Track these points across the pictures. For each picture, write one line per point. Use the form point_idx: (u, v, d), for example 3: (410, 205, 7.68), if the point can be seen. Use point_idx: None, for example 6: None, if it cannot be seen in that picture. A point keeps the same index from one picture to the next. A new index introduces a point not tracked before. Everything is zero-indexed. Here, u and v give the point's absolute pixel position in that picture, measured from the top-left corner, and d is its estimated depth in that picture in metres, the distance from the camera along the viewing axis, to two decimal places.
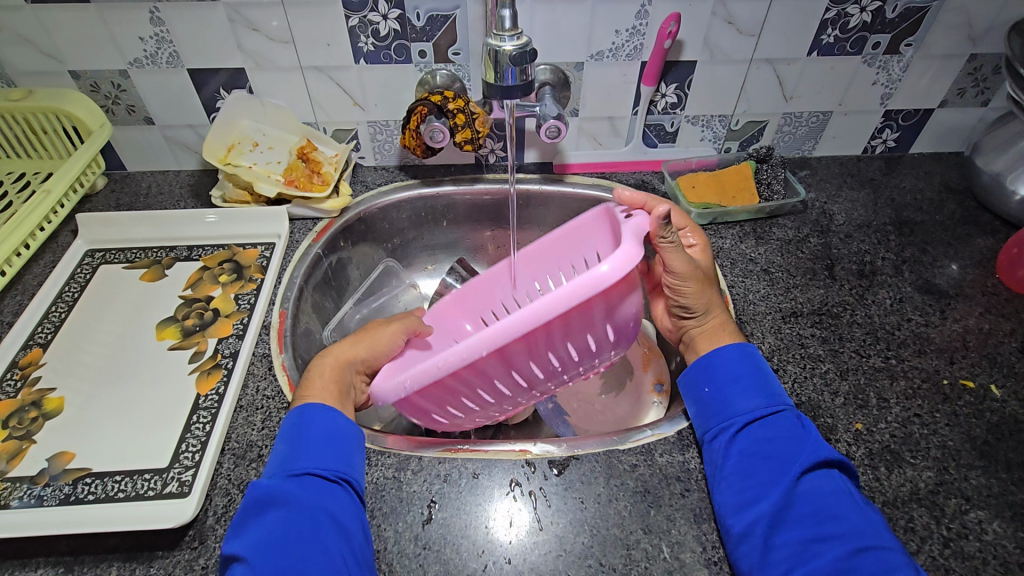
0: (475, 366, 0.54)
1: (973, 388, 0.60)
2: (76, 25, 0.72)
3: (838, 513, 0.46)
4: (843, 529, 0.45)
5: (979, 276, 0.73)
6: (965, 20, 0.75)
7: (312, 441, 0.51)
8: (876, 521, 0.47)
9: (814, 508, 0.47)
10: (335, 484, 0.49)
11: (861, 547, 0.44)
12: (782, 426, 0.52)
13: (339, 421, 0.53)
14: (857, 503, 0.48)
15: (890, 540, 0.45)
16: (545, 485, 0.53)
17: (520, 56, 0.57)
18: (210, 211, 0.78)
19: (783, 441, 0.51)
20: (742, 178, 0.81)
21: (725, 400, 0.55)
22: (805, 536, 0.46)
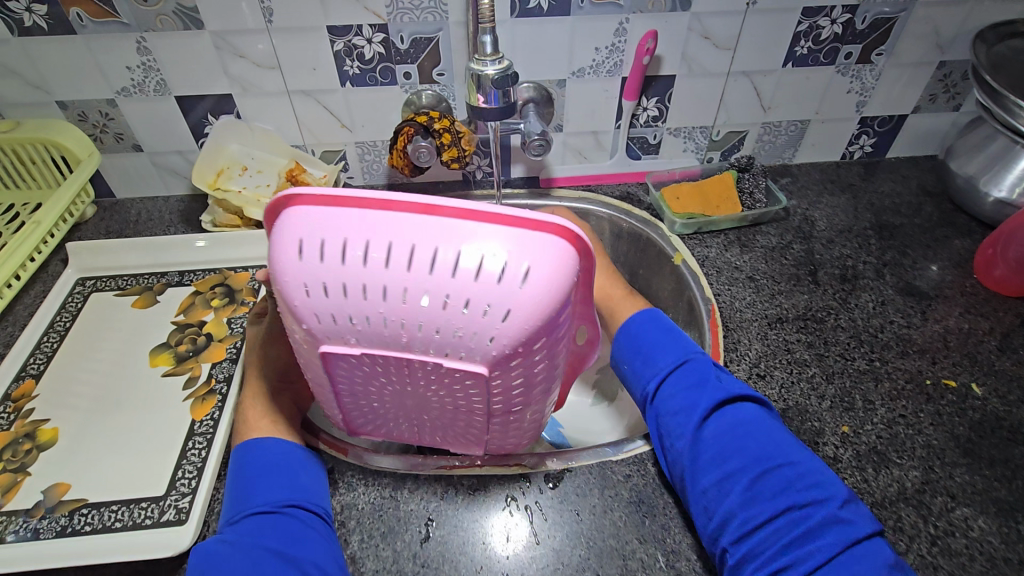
0: (387, 207, 0.42)
1: (955, 387, 0.62)
2: (63, 56, 0.73)
3: (746, 441, 0.49)
4: (760, 453, 0.48)
5: (958, 276, 0.74)
6: (932, 29, 0.78)
7: (247, 479, 0.50)
8: (791, 442, 0.50)
9: (724, 439, 0.50)
10: (285, 507, 0.48)
11: (765, 470, 0.47)
12: (695, 369, 0.55)
13: (281, 448, 0.53)
14: (767, 425, 0.51)
15: (803, 454, 0.49)
16: (541, 498, 0.54)
17: (501, 79, 0.59)
18: (200, 236, 0.78)
19: (688, 381, 0.54)
20: (724, 188, 0.82)
21: (645, 362, 0.58)
22: (725, 466, 0.48)
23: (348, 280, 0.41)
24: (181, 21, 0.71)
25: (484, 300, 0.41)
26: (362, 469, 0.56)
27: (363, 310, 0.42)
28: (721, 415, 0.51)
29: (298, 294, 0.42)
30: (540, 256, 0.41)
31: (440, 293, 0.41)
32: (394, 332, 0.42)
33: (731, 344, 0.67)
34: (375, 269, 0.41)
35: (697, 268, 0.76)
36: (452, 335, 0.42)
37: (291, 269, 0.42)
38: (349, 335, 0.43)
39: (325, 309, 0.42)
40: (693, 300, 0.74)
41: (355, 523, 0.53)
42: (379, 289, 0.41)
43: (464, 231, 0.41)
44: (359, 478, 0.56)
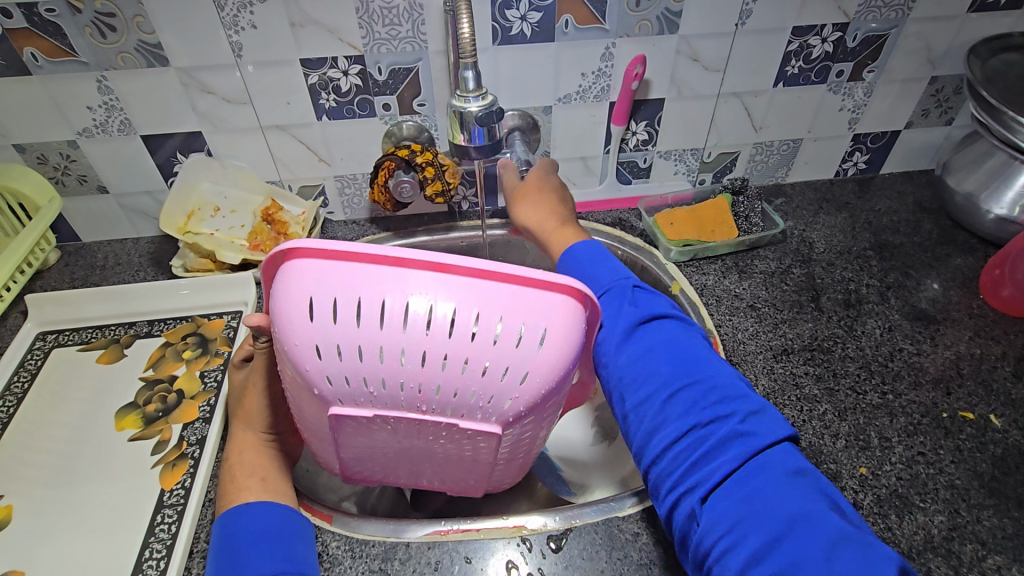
0: (395, 262, 0.37)
1: (973, 419, 0.59)
2: (19, 98, 0.69)
3: (669, 361, 0.47)
4: (673, 377, 0.46)
5: (964, 297, 0.72)
6: (923, 45, 0.76)
7: (246, 547, 0.45)
8: (712, 363, 0.47)
9: (647, 354, 0.48)
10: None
11: (683, 387, 0.45)
12: (623, 294, 0.53)
13: (278, 516, 0.49)
14: (693, 347, 0.49)
15: (725, 375, 0.47)
16: (543, 565, 0.50)
17: (485, 116, 0.56)
18: (185, 282, 0.74)
19: (612, 303, 0.52)
20: (719, 213, 0.79)
21: (591, 276, 0.56)
22: (642, 392, 0.47)
23: (362, 344, 0.37)
24: (144, 58, 0.67)
25: (501, 362, 0.38)
26: (348, 539, 0.52)
27: (378, 373, 0.38)
28: (639, 338, 0.50)
29: (310, 357, 0.38)
30: (560, 316, 0.38)
31: (458, 356, 0.37)
32: (408, 397, 0.39)
33: None
34: (391, 333, 0.37)
35: (696, 298, 0.72)
36: (469, 397, 0.39)
37: (302, 332, 0.37)
38: (362, 398, 0.40)
39: (338, 372, 0.38)
40: None
41: None
42: (395, 352, 0.37)
43: (478, 289, 0.38)
44: (345, 550, 0.51)
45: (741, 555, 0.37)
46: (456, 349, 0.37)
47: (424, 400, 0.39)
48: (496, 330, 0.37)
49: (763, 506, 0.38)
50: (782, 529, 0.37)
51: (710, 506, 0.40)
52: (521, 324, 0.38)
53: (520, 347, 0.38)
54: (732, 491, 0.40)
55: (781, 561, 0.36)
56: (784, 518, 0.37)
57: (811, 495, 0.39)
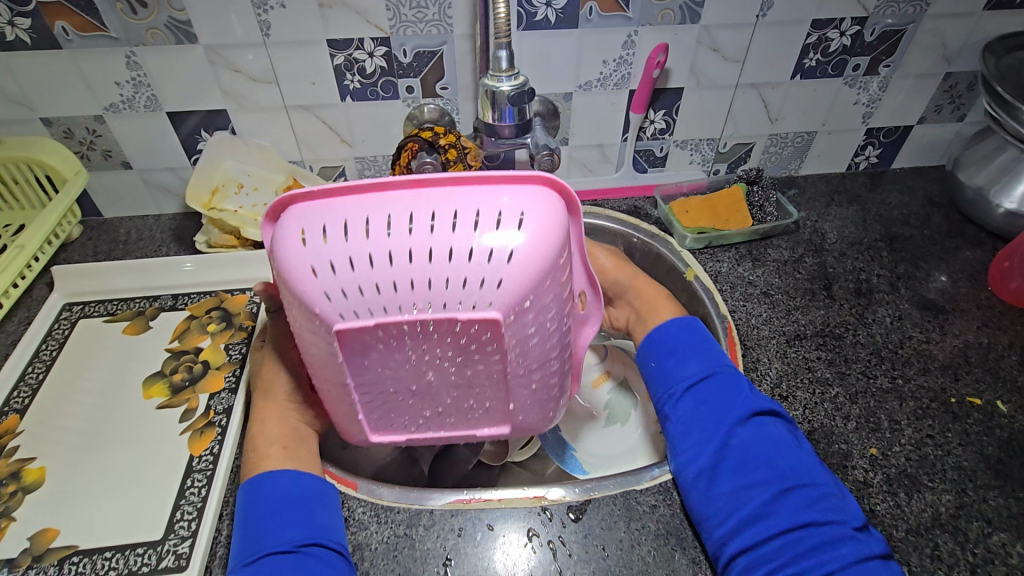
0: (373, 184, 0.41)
1: (980, 405, 0.60)
2: (48, 71, 0.69)
3: (767, 461, 0.49)
4: (719, 411, 0.53)
5: (972, 288, 0.74)
6: (939, 41, 0.77)
7: (265, 517, 0.47)
8: (803, 457, 0.50)
9: (746, 456, 0.50)
10: (303, 545, 0.45)
11: (785, 488, 0.47)
12: (690, 361, 0.57)
13: (295, 481, 0.50)
14: (747, 392, 0.54)
15: (769, 417, 0.53)
16: (564, 534, 0.51)
17: (516, 95, 0.57)
18: (189, 258, 0.75)
19: (709, 390, 0.55)
20: (734, 201, 0.81)
21: (667, 372, 0.58)
22: (694, 411, 0.54)
23: (354, 254, 0.39)
24: (173, 35, 0.68)
25: (484, 245, 0.39)
26: (373, 505, 0.53)
27: (373, 278, 0.39)
28: (698, 388, 0.55)
29: (306, 279, 0.39)
30: (534, 199, 0.40)
31: (444, 247, 0.39)
32: (405, 297, 0.39)
33: (751, 363, 0.65)
34: (383, 241, 0.39)
35: (711, 284, 0.74)
36: (463, 285, 0.39)
37: (297, 257, 0.39)
38: (359, 312, 0.40)
39: (334, 286, 0.39)
40: (709, 318, 0.72)
41: (368, 564, 0.50)
42: (387, 256, 0.39)
43: (456, 192, 0.40)
44: (371, 515, 0.53)
45: None
46: (446, 241, 0.39)
47: (419, 297, 0.39)
48: (486, 223, 0.39)
49: None
50: (800, 534, 0.45)
51: (731, 508, 0.48)
52: (499, 210, 0.40)
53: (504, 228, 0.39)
54: (755, 497, 0.47)
55: None
56: None
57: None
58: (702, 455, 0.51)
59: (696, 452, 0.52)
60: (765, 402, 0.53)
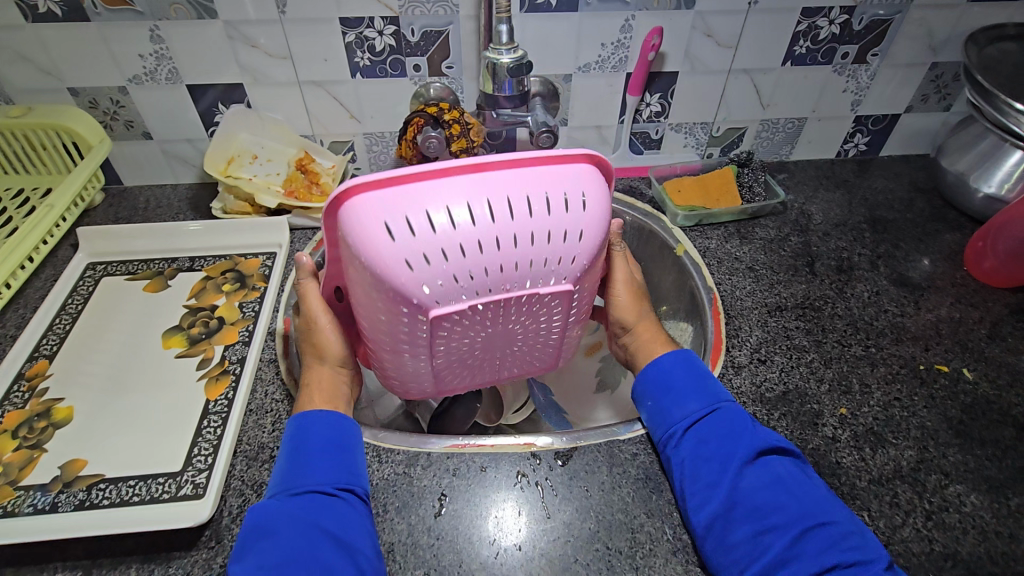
0: (444, 173, 0.43)
1: (947, 372, 0.64)
2: (77, 42, 0.74)
3: (779, 503, 0.48)
4: (724, 451, 0.52)
5: (949, 268, 0.77)
6: (924, 32, 0.80)
7: (312, 456, 0.51)
8: (818, 493, 0.49)
9: (758, 503, 0.49)
10: (341, 490, 0.49)
11: (804, 530, 0.47)
12: (687, 397, 0.56)
13: (339, 427, 0.53)
14: (750, 431, 0.53)
15: (774, 456, 0.52)
16: (551, 475, 0.56)
17: (516, 68, 0.61)
18: (194, 222, 0.79)
19: (714, 428, 0.54)
20: (724, 182, 0.84)
21: (664, 409, 0.56)
22: (698, 454, 0.53)
23: (445, 246, 0.43)
24: (195, 10, 0.72)
25: (545, 227, 0.45)
26: (375, 446, 0.58)
27: (466, 266, 0.44)
28: (698, 430, 0.54)
29: (403, 271, 0.43)
30: (585, 185, 0.46)
31: (525, 233, 0.44)
32: (495, 279, 0.45)
33: (732, 330, 0.69)
34: (468, 230, 0.43)
35: (699, 259, 0.78)
36: (541, 264, 0.46)
37: (389, 251, 0.42)
38: (456, 296, 0.45)
39: (430, 275, 0.43)
40: (695, 290, 0.76)
41: (370, 497, 0.54)
42: (471, 243, 0.43)
43: (524, 174, 0.45)
44: (373, 455, 0.57)
45: None
46: (524, 228, 0.44)
47: (507, 278, 0.46)
48: (560, 211, 0.45)
49: None
50: None
51: (754, 554, 0.47)
52: (564, 193, 0.45)
53: (575, 215, 0.46)
54: (775, 541, 0.47)
55: None
56: None
57: None
58: (713, 500, 0.50)
59: (706, 497, 0.50)
60: (769, 439, 0.53)
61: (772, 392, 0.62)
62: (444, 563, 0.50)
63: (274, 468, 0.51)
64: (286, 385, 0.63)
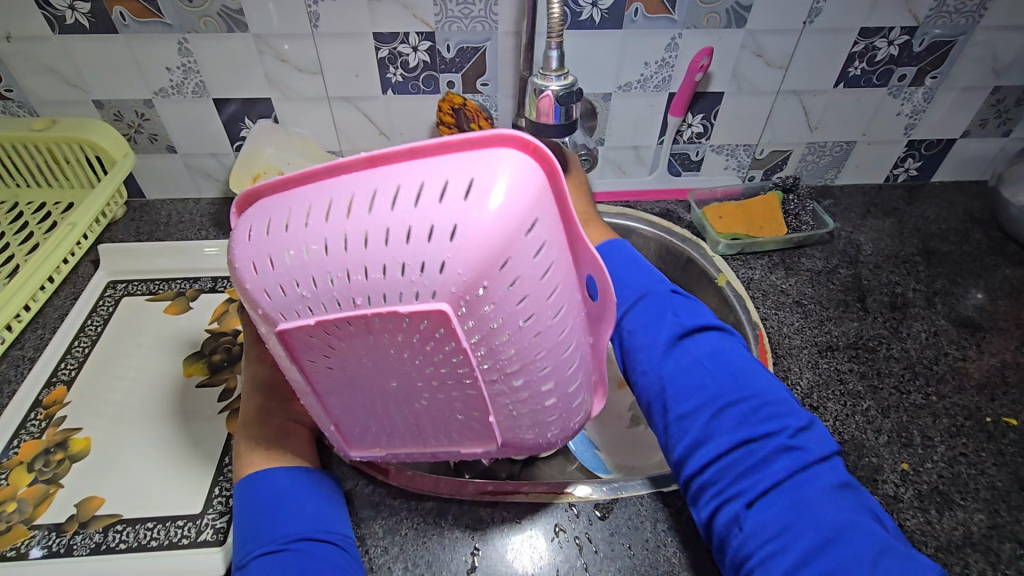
0: (331, 168, 0.36)
1: (1017, 426, 0.60)
2: (103, 55, 0.71)
3: (697, 382, 0.45)
4: (654, 330, 0.48)
5: (1012, 308, 0.72)
6: (988, 54, 0.76)
7: (253, 520, 0.46)
8: (761, 377, 0.46)
9: (680, 378, 0.46)
10: (288, 542, 0.44)
11: (742, 418, 0.43)
12: (715, 374, 0.45)
13: (270, 481, 0.49)
14: (788, 427, 0.42)
15: (816, 462, 0.41)
16: (590, 530, 0.52)
17: (566, 96, 0.57)
18: (209, 242, 0.77)
19: (645, 312, 0.50)
20: (769, 209, 0.80)
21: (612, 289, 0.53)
22: (712, 436, 0.43)
23: (308, 243, 0.35)
24: (225, 23, 0.69)
25: (449, 220, 0.33)
26: (405, 492, 0.55)
27: (328, 269, 0.35)
28: (726, 415, 0.43)
29: (246, 273, 0.37)
30: (507, 171, 0.34)
31: (378, 230, 0.34)
32: (334, 288, 0.35)
33: (781, 372, 0.65)
34: (294, 231, 0.36)
35: (743, 293, 0.72)
36: (399, 272, 0.34)
37: (239, 253, 0.38)
38: (300, 309, 0.37)
39: (273, 281, 0.37)
40: (739, 324, 0.71)
41: (399, 549, 0.51)
42: (375, 236, 0.34)
43: (434, 158, 0.35)
44: (402, 501, 0.54)
45: (781, 563, 0.37)
46: (356, 222, 0.34)
47: (330, 294, 0.35)
48: (431, 199, 0.34)
49: (810, 514, 0.38)
50: (777, 470, 0.40)
51: (694, 424, 0.44)
52: (446, 177, 0.34)
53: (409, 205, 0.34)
54: (713, 427, 0.43)
55: (829, 566, 0.36)
56: (828, 531, 0.38)
57: (857, 506, 0.39)
58: (658, 392, 0.46)
59: (653, 390, 0.47)
60: (816, 441, 0.43)
61: None
62: None
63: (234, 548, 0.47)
64: None
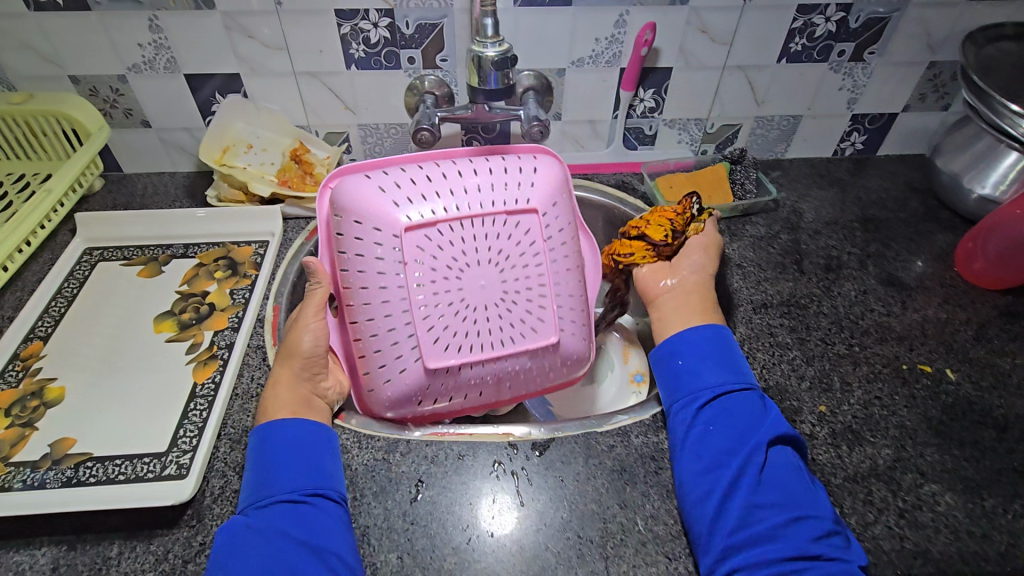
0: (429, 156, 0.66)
1: (930, 372, 0.64)
2: (77, 31, 0.75)
3: (788, 486, 0.50)
4: (747, 425, 0.54)
5: (940, 269, 0.77)
6: (922, 30, 0.80)
7: (274, 463, 0.51)
8: (800, 486, 0.51)
9: (782, 471, 0.51)
10: (310, 496, 0.50)
11: (798, 517, 0.48)
12: (724, 369, 0.58)
13: (299, 432, 0.53)
14: (771, 415, 0.55)
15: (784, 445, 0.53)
16: (527, 465, 0.56)
17: (500, 61, 0.65)
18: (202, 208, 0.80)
19: (742, 399, 0.55)
20: (716, 179, 0.85)
21: (694, 372, 0.58)
22: (720, 420, 0.54)
23: (424, 176, 0.60)
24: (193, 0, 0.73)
25: (524, 167, 0.63)
26: (356, 433, 0.59)
27: (442, 187, 0.59)
28: (729, 400, 0.55)
29: (377, 193, 0.58)
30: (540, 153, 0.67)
31: (476, 168, 0.61)
32: (451, 197, 0.59)
33: None
34: (412, 172, 0.61)
35: None
36: (495, 188, 0.60)
37: (367, 186, 0.59)
38: (423, 212, 0.58)
39: (402, 197, 0.58)
40: None
41: (349, 481, 0.55)
42: (475, 171, 0.61)
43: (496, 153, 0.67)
44: (353, 441, 0.58)
45: None
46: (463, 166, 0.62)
47: (451, 200, 0.59)
48: (510, 159, 0.63)
49: None
50: (801, 564, 0.46)
51: (742, 523, 0.49)
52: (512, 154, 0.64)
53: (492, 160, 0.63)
54: (766, 518, 0.49)
55: None
56: None
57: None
58: (718, 480, 0.51)
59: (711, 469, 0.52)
60: (787, 428, 0.54)
61: None
62: (418, 548, 0.51)
63: (244, 477, 0.52)
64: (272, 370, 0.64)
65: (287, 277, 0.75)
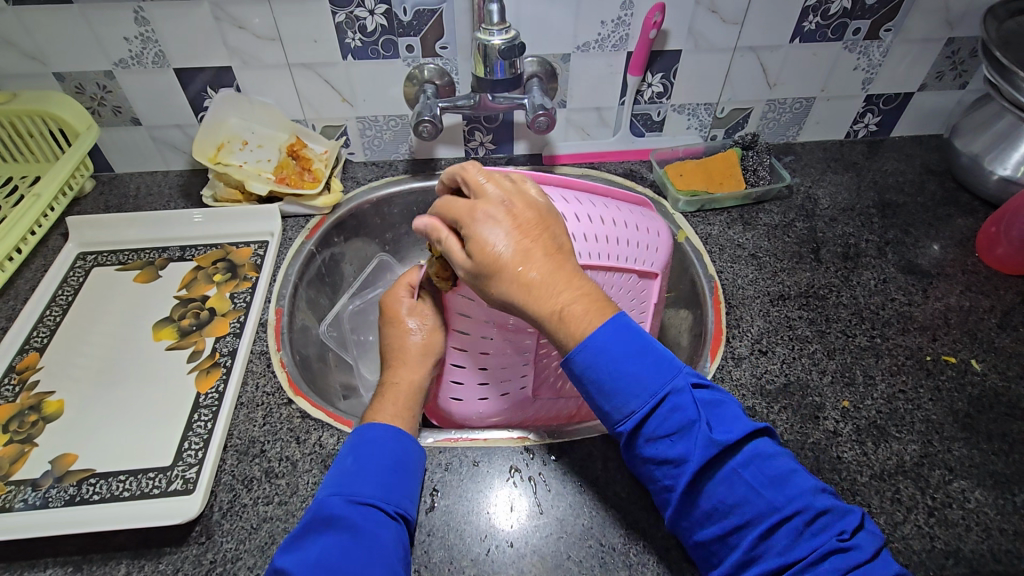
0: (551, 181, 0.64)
1: (955, 363, 0.62)
2: (60, 26, 0.71)
3: (747, 494, 0.42)
4: (686, 447, 0.43)
5: (960, 254, 0.75)
6: (942, 5, 0.76)
7: (375, 468, 0.49)
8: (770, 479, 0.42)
9: (748, 473, 0.42)
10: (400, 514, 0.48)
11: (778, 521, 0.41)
12: (628, 389, 0.44)
13: (404, 447, 0.51)
14: (702, 423, 0.43)
15: (733, 447, 0.43)
16: (544, 470, 0.55)
17: (508, 49, 0.62)
18: (198, 210, 0.78)
19: (671, 416, 0.43)
20: (728, 165, 0.82)
21: (612, 404, 0.45)
22: (659, 455, 0.44)
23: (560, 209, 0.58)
24: None
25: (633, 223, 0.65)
26: None
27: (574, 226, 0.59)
28: (645, 432, 0.44)
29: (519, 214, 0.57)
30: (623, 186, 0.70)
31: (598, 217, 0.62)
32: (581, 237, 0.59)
33: (734, 320, 0.67)
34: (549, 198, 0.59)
35: (700, 246, 0.76)
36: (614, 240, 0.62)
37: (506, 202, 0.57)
38: None
39: None
40: (695, 278, 0.74)
41: None
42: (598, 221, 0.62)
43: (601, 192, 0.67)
44: None
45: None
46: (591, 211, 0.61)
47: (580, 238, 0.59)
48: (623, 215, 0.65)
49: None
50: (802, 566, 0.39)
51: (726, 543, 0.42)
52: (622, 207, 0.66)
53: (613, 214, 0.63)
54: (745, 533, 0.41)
55: None
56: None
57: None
58: (674, 502, 0.44)
59: (668, 497, 0.44)
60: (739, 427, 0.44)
61: (773, 384, 0.61)
62: (435, 560, 0.49)
63: (332, 468, 0.49)
64: (278, 378, 0.62)
65: (288, 279, 0.73)
